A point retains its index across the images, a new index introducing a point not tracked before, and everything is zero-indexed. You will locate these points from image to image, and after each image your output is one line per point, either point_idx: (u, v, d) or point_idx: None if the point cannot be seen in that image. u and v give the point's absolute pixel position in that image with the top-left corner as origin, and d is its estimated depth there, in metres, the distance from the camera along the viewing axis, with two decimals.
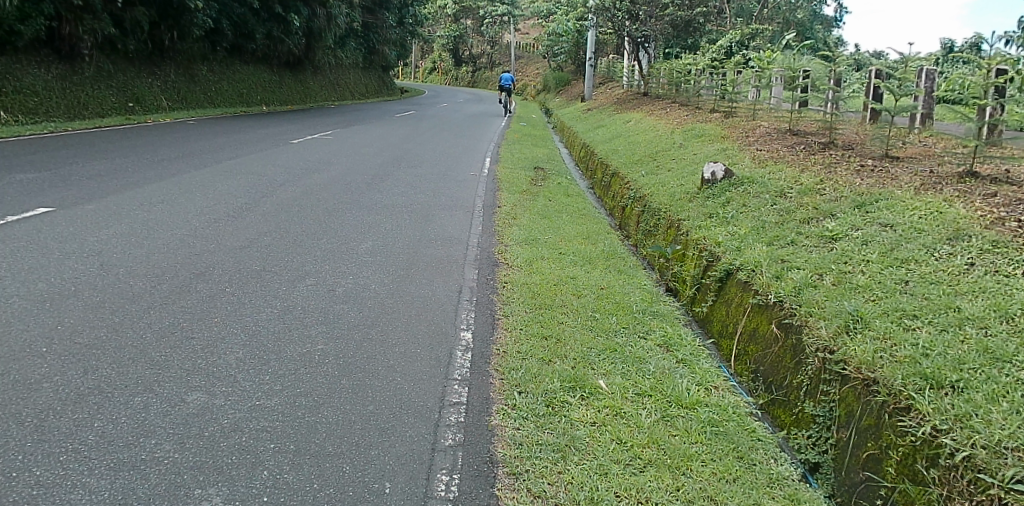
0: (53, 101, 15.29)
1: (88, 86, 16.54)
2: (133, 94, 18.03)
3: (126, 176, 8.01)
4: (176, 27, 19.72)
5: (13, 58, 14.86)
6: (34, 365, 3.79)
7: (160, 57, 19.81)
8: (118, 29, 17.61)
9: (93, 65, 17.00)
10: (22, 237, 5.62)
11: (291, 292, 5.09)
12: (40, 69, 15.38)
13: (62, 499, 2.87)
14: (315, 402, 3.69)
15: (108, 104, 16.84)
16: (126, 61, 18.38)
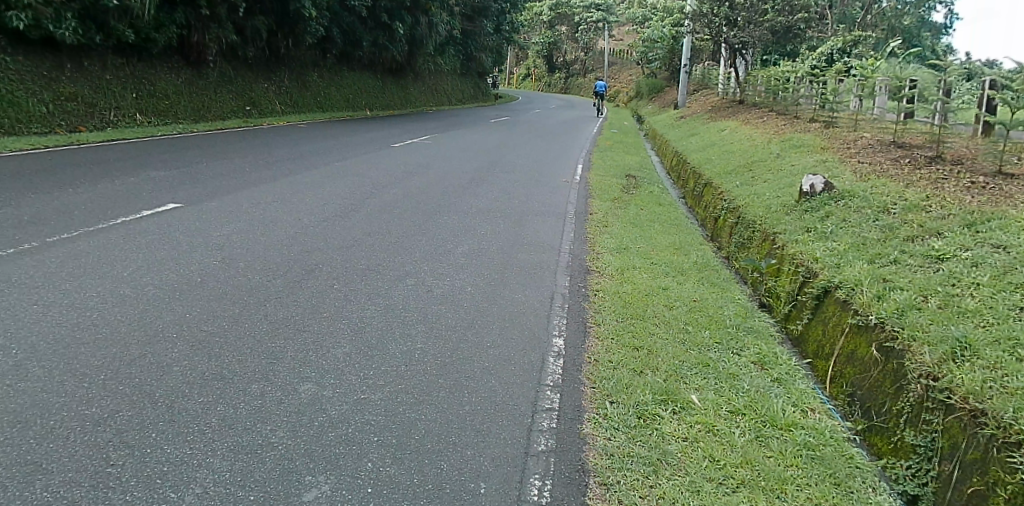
0: (181, 104, 16.58)
1: (211, 90, 17.82)
2: (251, 98, 19.30)
3: (244, 175, 8.54)
4: (291, 35, 20.74)
5: (149, 65, 16.08)
6: (166, 349, 4.13)
7: (276, 64, 21.00)
8: (240, 37, 18.76)
9: (216, 71, 18.27)
10: (156, 230, 6.10)
11: (392, 292, 5.31)
12: (172, 74, 16.67)
13: (189, 476, 3.13)
14: (414, 399, 3.86)
15: (227, 107, 18.05)
16: (246, 67, 19.65)
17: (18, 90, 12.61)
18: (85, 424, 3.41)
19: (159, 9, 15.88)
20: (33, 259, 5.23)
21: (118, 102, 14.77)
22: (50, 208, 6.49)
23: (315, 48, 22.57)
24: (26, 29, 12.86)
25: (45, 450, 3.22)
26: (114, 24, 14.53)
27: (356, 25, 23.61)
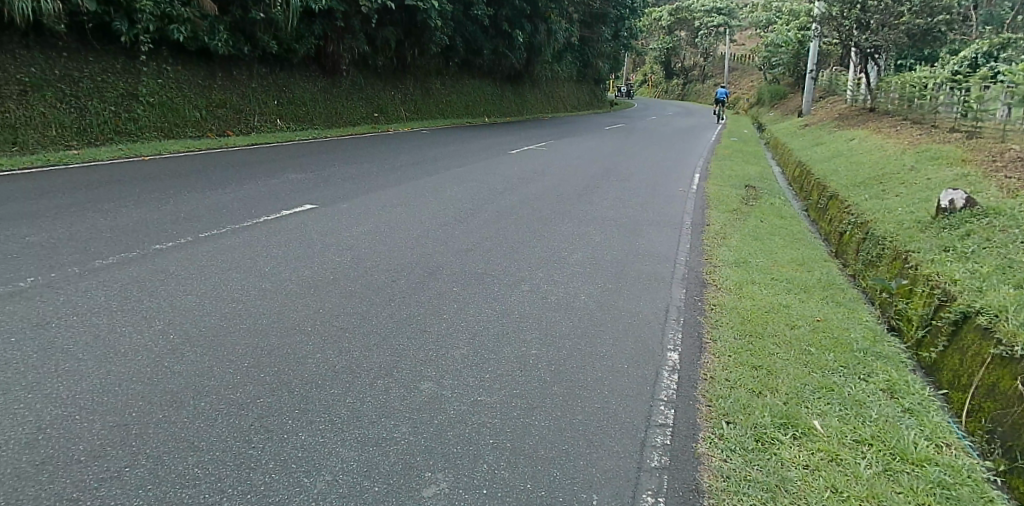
0: (316, 110, 17.94)
1: (343, 98, 19.06)
2: (379, 105, 20.41)
3: (372, 179, 8.97)
4: (417, 45, 21.61)
5: (289, 74, 17.54)
6: (301, 342, 4.44)
7: (403, 72, 21.88)
8: (371, 47, 19.83)
9: (349, 80, 19.51)
10: (293, 229, 6.54)
11: (508, 297, 5.42)
12: (309, 83, 18.02)
13: (320, 463, 3.34)
14: (528, 405, 3.92)
15: (357, 115, 19.36)
16: (375, 75, 20.67)
17: (178, 99, 14.33)
18: (231, 407, 3.71)
19: (300, 21, 17.23)
20: (187, 253, 5.74)
21: (262, 109, 16.40)
22: (203, 206, 7.08)
23: (438, 56, 23.40)
24: (186, 41, 14.38)
25: (198, 428, 3.52)
26: (260, 36, 15.94)
27: (478, 33, 24.34)
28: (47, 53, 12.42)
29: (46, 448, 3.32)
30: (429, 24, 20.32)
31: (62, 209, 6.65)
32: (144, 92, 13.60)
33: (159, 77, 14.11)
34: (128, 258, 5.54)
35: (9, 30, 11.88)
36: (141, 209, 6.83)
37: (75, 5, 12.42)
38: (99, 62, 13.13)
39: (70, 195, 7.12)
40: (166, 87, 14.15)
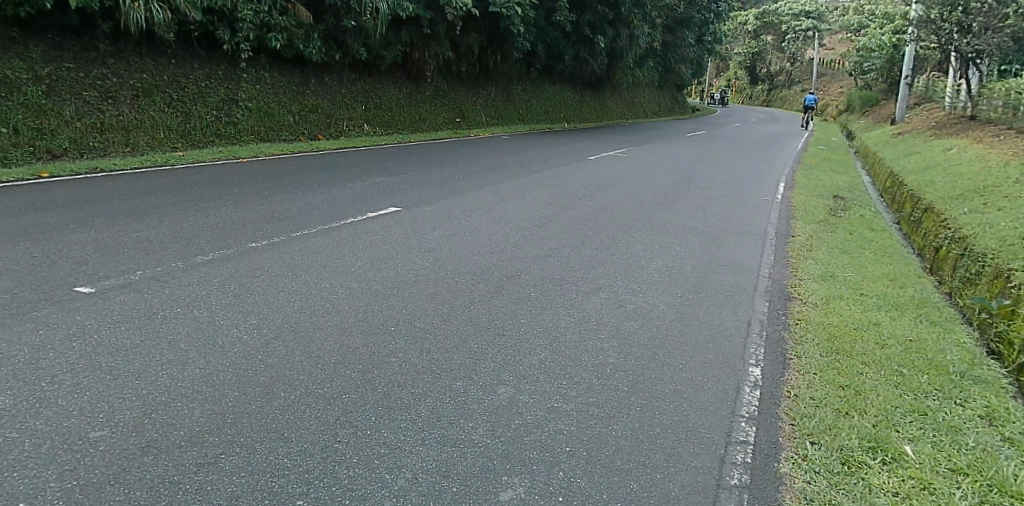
0: (402, 115, 18.55)
1: (427, 103, 19.57)
2: (461, 110, 20.78)
3: (454, 184, 9.14)
4: (499, 51, 22.03)
5: (377, 80, 18.21)
6: (385, 341, 4.58)
7: (485, 78, 22.26)
8: (455, 53, 20.31)
9: (433, 85, 20.07)
10: (378, 231, 6.74)
11: (586, 304, 5.43)
12: (395, 88, 18.66)
13: (400, 460, 3.43)
14: (605, 414, 3.92)
15: (440, 120, 19.81)
16: (458, 81, 21.12)
17: (274, 104, 15.23)
18: (318, 402, 3.86)
19: (389, 29, 17.87)
20: (280, 252, 6.02)
21: (351, 113, 17.09)
22: (294, 206, 7.39)
23: (520, 62, 23.68)
24: (282, 48, 15.30)
25: (288, 421, 3.68)
26: (351, 43, 16.72)
27: (559, 39, 24.49)
28: (158, 60, 13.44)
29: (151, 432, 3.54)
30: (511, 31, 20.66)
31: (167, 207, 7.06)
32: (242, 97, 14.56)
33: (256, 82, 15.09)
34: (225, 255, 5.84)
35: (126, 39, 12.97)
36: (238, 208, 7.19)
37: (183, 15, 13.29)
38: (205, 68, 14.15)
39: (174, 194, 7.55)
40: (263, 92, 15.11)
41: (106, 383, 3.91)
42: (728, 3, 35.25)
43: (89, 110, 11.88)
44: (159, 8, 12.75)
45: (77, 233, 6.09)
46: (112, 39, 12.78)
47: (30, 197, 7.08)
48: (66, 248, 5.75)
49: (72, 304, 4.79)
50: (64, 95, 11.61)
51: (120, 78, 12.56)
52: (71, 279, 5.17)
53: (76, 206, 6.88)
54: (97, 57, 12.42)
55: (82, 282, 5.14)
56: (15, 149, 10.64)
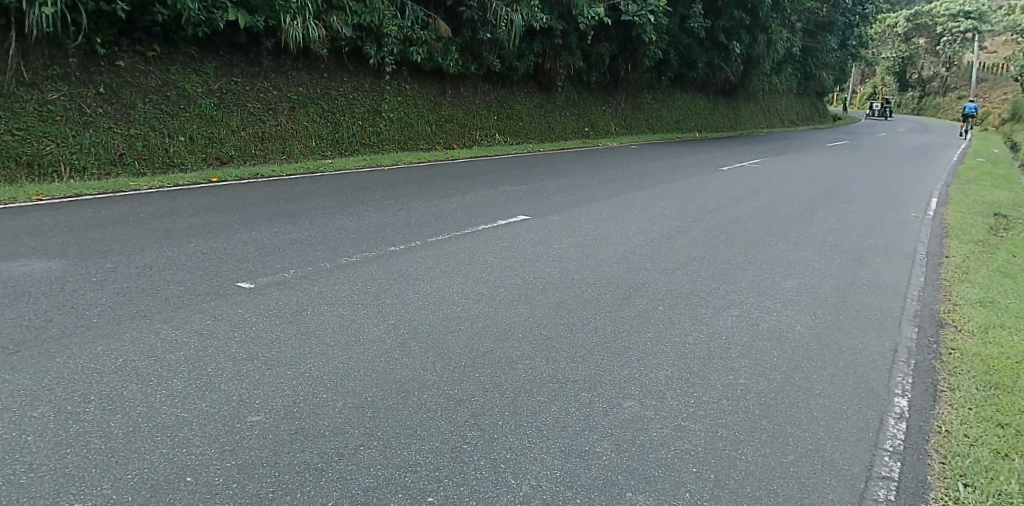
0: (532, 125, 18.91)
1: (556, 112, 19.86)
2: (589, 119, 20.87)
3: (584, 193, 9.20)
4: (631, 60, 21.93)
5: (509, 90, 18.67)
6: (513, 347, 4.70)
7: (615, 87, 22.28)
8: (586, 63, 20.48)
9: (564, 94, 20.32)
10: (507, 239, 6.91)
11: (718, 320, 5.30)
12: (526, 98, 19.07)
13: (525, 467, 3.49)
14: (735, 437, 3.81)
15: (568, 129, 20.01)
16: (587, 90, 21.28)
17: (413, 114, 15.93)
18: (449, 403, 4.02)
19: (522, 40, 18.29)
20: (416, 257, 6.31)
21: (483, 123, 17.59)
22: (429, 213, 7.70)
23: (651, 70, 23.46)
24: (423, 61, 15.95)
25: (421, 420, 3.85)
26: (486, 55, 17.18)
27: (692, 46, 24.02)
28: (313, 74, 14.51)
29: (299, 421, 3.81)
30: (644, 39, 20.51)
31: (316, 211, 7.57)
32: (385, 108, 15.37)
33: (398, 94, 15.84)
34: (367, 258, 6.21)
35: (285, 55, 14.12)
36: (379, 213, 7.60)
37: (335, 31, 14.19)
38: (353, 81, 15.09)
39: (322, 199, 8.09)
40: (404, 104, 15.81)
41: (263, 372, 4.27)
42: (876, 5, 33.15)
43: (252, 121, 13.07)
44: (314, 25, 13.68)
45: (240, 234, 6.67)
46: (274, 55, 13.92)
47: (200, 200, 7.82)
48: (230, 246, 6.31)
49: (235, 298, 5.26)
50: (231, 107, 12.87)
51: (279, 91, 13.73)
52: (233, 275, 5.68)
53: (238, 208, 7.53)
54: (259, 72, 13.61)
55: (243, 278, 5.63)
56: (192, 156, 12.05)
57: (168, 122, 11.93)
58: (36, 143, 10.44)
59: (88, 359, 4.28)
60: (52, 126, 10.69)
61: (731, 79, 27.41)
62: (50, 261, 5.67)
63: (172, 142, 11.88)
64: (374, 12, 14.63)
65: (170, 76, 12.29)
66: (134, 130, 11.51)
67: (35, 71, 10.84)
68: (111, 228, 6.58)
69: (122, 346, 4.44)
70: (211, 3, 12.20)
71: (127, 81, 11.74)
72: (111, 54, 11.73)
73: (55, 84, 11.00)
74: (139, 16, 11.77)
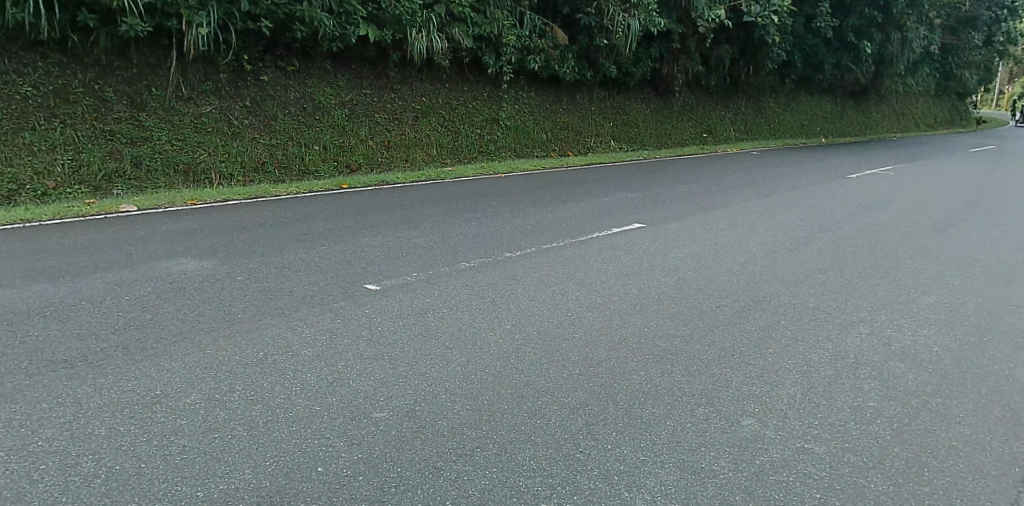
0: (648, 131, 18.73)
1: (673, 118, 19.57)
2: (708, 125, 20.42)
3: (702, 201, 9.02)
4: (753, 62, 21.24)
5: (625, 96, 18.58)
6: (629, 357, 4.70)
7: (735, 91, 21.67)
8: (705, 66, 20.05)
9: (682, 99, 19.98)
10: (623, 247, 6.91)
11: (845, 338, 5.08)
12: (643, 104, 18.92)
13: (640, 481, 3.48)
14: (862, 464, 3.64)
15: (686, 135, 19.65)
16: (706, 94, 20.81)
17: (529, 121, 16.18)
18: (564, 410, 4.08)
19: (640, 46, 18.23)
20: (532, 263, 6.42)
21: (598, 130, 17.60)
22: (545, 220, 7.82)
23: (774, 73, 22.61)
24: (540, 69, 16.16)
25: (535, 426, 3.93)
26: (603, 61, 17.18)
27: (819, 46, 22.95)
28: (436, 83, 15.02)
29: (421, 419, 4.00)
30: (767, 41, 19.84)
31: (436, 216, 7.86)
32: (503, 116, 15.70)
33: (515, 102, 16.14)
34: (485, 263, 6.40)
35: (410, 67, 14.65)
36: (497, 220, 7.78)
37: (456, 43, 14.58)
38: (472, 90, 15.50)
39: (442, 206, 8.38)
40: (521, 111, 16.12)
41: (388, 371, 4.50)
42: None
43: (379, 130, 13.71)
44: (437, 37, 14.13)
45: (367, 238, 7.03)
46: (400, 67, 14.52)
47: (330, 205, 8.29)
48: (358, 249, 6.67)
49: (363, 299, 5.56)
50: (361, 117, 13.57)
51: (404, 101, 14.32)
52: (361, 277, 6.00)
53: (365, 214, 7.93)
54: (386, 83, 14.24)
55: (369, 280, 5.94)
56: (325, 164, 12.79)
57: (304, 132, 12.76)
58: (192, 152, 11.49)
59: (233, 352, 4.66)
60: (204, 136, 11.70)
61: (861, 80, 25.96)
62: (201, 260, 6.20)
63: (307, 151, 12.67)
64: (495, 22, 14.89)
65: (307, 88, 13.15)
66: (275, 140, 12.39)
67: (192, 86, 11.95)
68: (252, 231, 7.11)
69: (264, 341, 4.81)
70: (344, 19, 12.92)
71: (268, 94, 12.68)
72: (256, 69, 12.71)
73: (207, 97, 12.05)
74: (281, 34, 12.66)
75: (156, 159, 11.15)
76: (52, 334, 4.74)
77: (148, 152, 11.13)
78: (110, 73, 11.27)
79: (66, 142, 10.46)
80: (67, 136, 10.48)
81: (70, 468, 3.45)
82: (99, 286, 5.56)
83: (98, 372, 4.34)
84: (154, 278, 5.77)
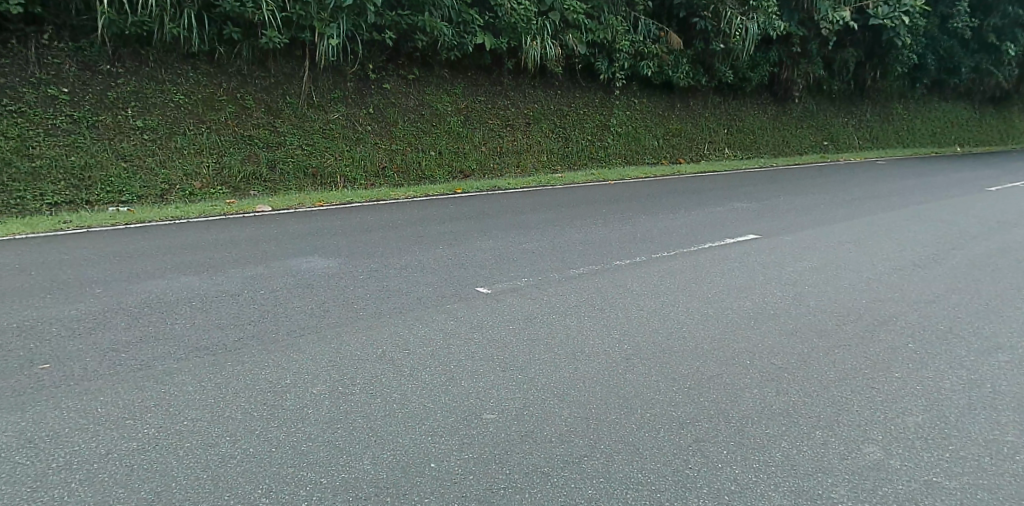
0: (765, 138, 18.12)
1: (792, 125, 18.86)
2: (829, 132, 19.51)
3: (822, 213, 8.67)
4: (880, 66, 20.12)
5: (742, 102, 18.12)
6: (742, 373, 4.61)
7: (860, 96, 20.67)
8: (826, 71, 19.28)
9: (801, 105, 19.26)
10: (737, 259, 6.77)
11: (980, 365, 4.76)
12: (759, 110, 18.37)
13: (752, 501, 3.40)
14: (998, 500, 3.40)
15: (806, 143, 18.83)
16: (827, 99, 19.96)
17: (641, 128, 16.05)
18: (673, 424, 4.06)
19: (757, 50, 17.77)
20: (642, 272, 6.40)
21: (712, 137, 17.19)
22: (656, 229, 7.76)
23: (903, 77, 21.33)
24: (653, 75, 16.00)
25: (644, 439, 3.93)
26: (718, 66, 16.80)
27: (956, 48, 21.44)
28: (549, 90, 15.19)
29: (529, 424, 4.08)
30: (896, 44, 18.78)
31: (547, 223, 7.96)
32: (614, 123, 15.66)
33: (627, 108, 16.06)
34: (595, 270, 6.43)
35: (524, 74, 14.86)
36: (607, 227, 7.79)
37: (570, 49, 14.67)
38: (584, 96, 15.57)
39: (553, 212, 8.48)
40: (632, 117, 16.02)
41: (498, 374, 4.62)
42: None
43: (493, 136, 14.03)
44: (551, 44, 14.27)
45: (479, 241, 7.22)
46: (514, 74, 14.77)
47: (445, 209, 8.56)
48: (471, 253, 6.85)
49: (475, 302, 5.72)
50: (475, 124, 13.93)
51: (517, 108, 14.58)
52: (474, 280, 6.18)
53: (478, 218, 8.14)
54: (501, 90, 14.54)
55: (481, 283, 6.11)
56: (440, 169, 13.21)
57: (422, 137, 13.23)
58: (320, 157, 12.15)
59: (354, 347, 4.93)
60: (330, 141, 12.35)
61: (1004, 84, 24.00)
62: (327, 259, 6.58)
63: (424, 156, 13.13)
64: (609, 28, 14.87)
65: (425, 96, 13.62)
66: (395, 146, 12.90)
67: (322, 94, 12.64)
68: (373, 232, 7.46)
69: (383, 338, 5.06)
70: (463, 28, 13.29)
71: (390, 101, 13.22)
72: (379, 77, 13.29)
73: (336, 105, 12.71)
74: (404, 43, 13.17)
75: (288, 163, 11.86)
76: (197, 323, 5.18)
77: (282, 156, 11.85)
78: (249, 82, 12.12)
79: (211, 146, 11.33)
80: (211, 141, 11.35)
81: (210, 447, 3.76)
82: (237, 280, 6.02)
83: (235, 359, 4.70)
84: (284, 274, 6.18)
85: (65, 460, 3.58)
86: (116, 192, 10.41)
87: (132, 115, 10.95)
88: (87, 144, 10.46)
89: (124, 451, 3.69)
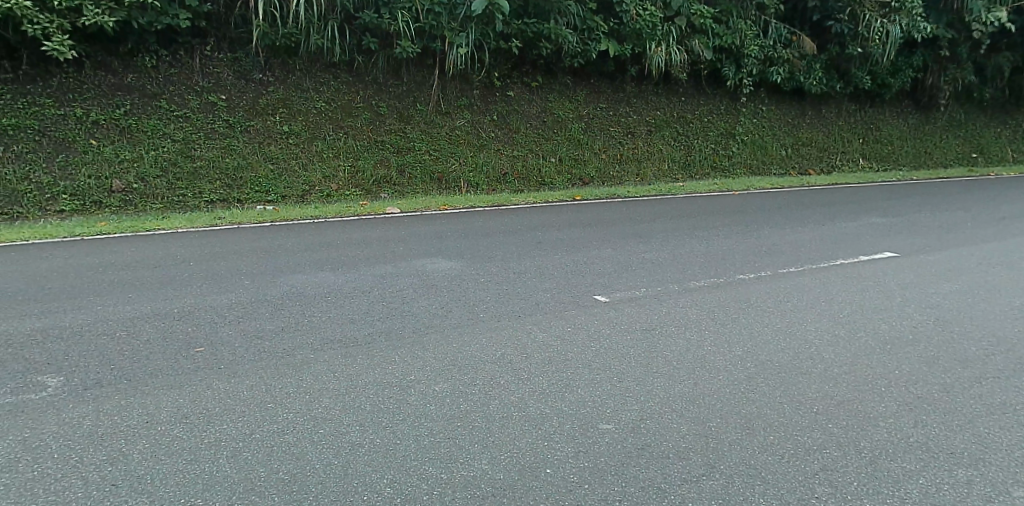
0: (904, 150, 17.03)
1: (935, 134, 17.63)
2: (979, 144, 18.02)
3: (969, 231, 8.07)
4: None
5: (879, 110, 17.25)
6: (875, 401, 4.39)
7: (1016, 103, 19.09)
8: (977, 77, 18.00)
9: (946, 114, 18.03)
10: (872, 277, 6.44)
11: None
12: (899, 119, 17.41)
13: None
14: None
15: (952, 154, 17.49)
16: (978, 107, 18.62)
17: (768, 136, 15.49)
18: (799, 449, 3.93)
19: (900, 54, 16.69)
20: (767, 287, 6.22)
21: (845, 147, 16.34)
22: (784, 242, 7.51)
23: None
24: (783, 81, 15.42)
25: (766, 462, 3.82)
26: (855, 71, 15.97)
27: None
28: (672, 97, 15.06)
29: (647, 437, 4.07)
30: None
31: (669, 232, 7.88)
32: (739, 131, 15.22)
33: (754, 116, 15.59)
34: (716, 283, 6.31)
35: (648, 81, 14.83)
36: (731, 239, 7.61)
37: (696, 55, 14.37)
38: (709, 103, 15.29)
39: (674, 222, 8.38)
40: (759, 125, 15.51)
41: (615, 384, 4.63)
42: None
43: (613, 143, 13.99)
44: (676, 50, 14.04)
45: (599, 249, 7.26)
46: (638, 81, 14.77)
47: (565, 216, 8.66)
48: (591, 261, 6.89)
49: (593, 310, 5.75)
50: (595, 131, 13.98)
51: (639, 115, 14.51)
52: (592, 288, 6.22)
53: (598, 225, 8.18)
54: (624, 97, 14.59)
55: (600, 291, 6.13)
56: (559, 176, 13.30)
57: (542, 144, 13.39)
58: (445, 162, 12.56)
59: (475, 348, 5.09)
60: (455, 147, 12.74)
61: None
62: (451, 261, 6.83)
63: (545, 163, 13.29)
64: (738, 33, 14.46)
65: (548, 103, 13.86)
66: (516, 152, 13.14)
67: (448, 99, 13.10)
68: (495, 236, 7.67)
69: (503, 341, 5.20)
70: (587, 35, 13.31)
71: (513, 108, 13.53)
72: (504, 85, 13.64)
73: (460, 111, 13.13)
74: (529, 51, 13.45)
75: (416, 168, 12.31)
76: (332, 317, 5.53)
77: (410, 160, 12.33)
78: (383, 89, 12.75)
79: (346, 151, 11.98)
80: (347, 146, 12.01)
81: (342, 435, 4.01)
82: (369, 277, 6.37)
83: (365, 353, 4.98)
84: (411, 274, 6.46)
85: (215, 437, 3.92)
86: (264, 192, 11.23)
87: (278, 120, 11.78)
88: (239, 146, 11.34)
89: (267, 433, 3.99)
